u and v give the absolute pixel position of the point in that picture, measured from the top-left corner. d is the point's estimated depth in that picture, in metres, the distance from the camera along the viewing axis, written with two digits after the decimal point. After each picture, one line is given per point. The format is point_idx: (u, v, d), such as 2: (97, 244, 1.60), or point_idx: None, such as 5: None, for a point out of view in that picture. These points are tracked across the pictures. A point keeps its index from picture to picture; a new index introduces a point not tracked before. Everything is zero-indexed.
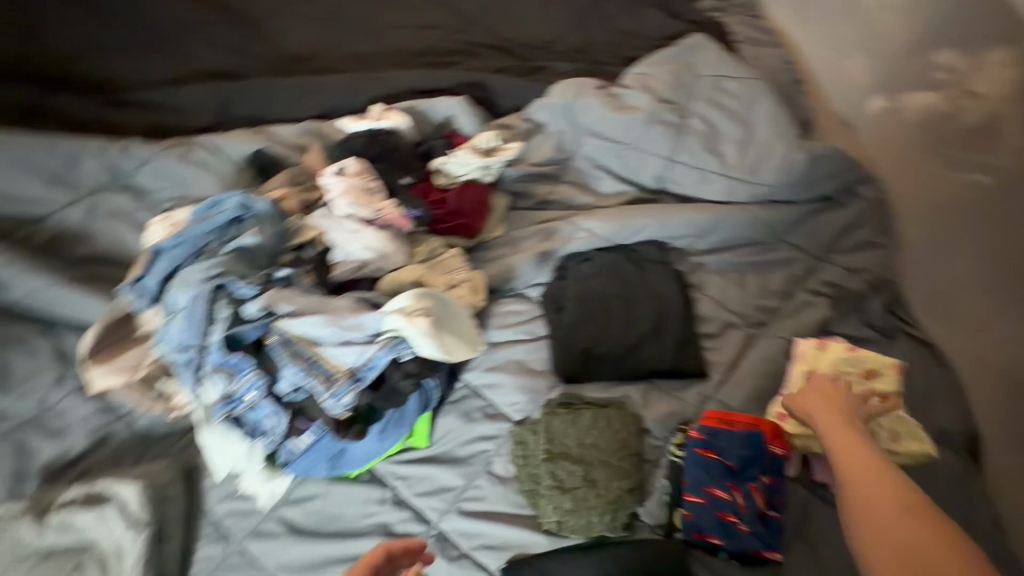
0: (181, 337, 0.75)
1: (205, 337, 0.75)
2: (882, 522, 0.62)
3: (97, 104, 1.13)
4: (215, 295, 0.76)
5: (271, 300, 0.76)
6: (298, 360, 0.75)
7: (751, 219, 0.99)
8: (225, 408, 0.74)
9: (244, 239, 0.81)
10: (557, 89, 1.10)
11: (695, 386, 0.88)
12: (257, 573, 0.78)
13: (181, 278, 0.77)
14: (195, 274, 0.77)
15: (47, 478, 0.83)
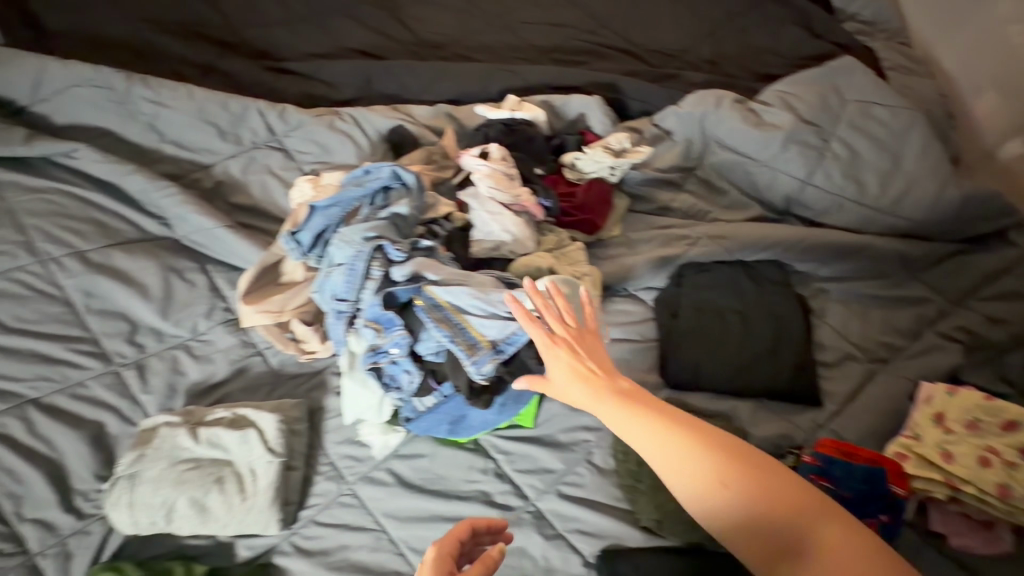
0: (339, 289, 0.83)
1: (360, 292, 0.83)
2: (715, 501, 0.62)
3: (258, 68, 1.22)
4: (372, 256, 0.83)
5: (419, 268, 0.83)
6: (445, 325, 0.80)
7: (885, 252, 0.96)
8: (371, 358, 0.82)
9: (397, 208, 0.87)
10: (692, 98, 1.10)
11: (807, 412, 0.87)
12: (365, 517, 0.83)
13: (342, 237, 0.85)
14: (356, 235, 0.84)
15: (191, 397, 0.92)
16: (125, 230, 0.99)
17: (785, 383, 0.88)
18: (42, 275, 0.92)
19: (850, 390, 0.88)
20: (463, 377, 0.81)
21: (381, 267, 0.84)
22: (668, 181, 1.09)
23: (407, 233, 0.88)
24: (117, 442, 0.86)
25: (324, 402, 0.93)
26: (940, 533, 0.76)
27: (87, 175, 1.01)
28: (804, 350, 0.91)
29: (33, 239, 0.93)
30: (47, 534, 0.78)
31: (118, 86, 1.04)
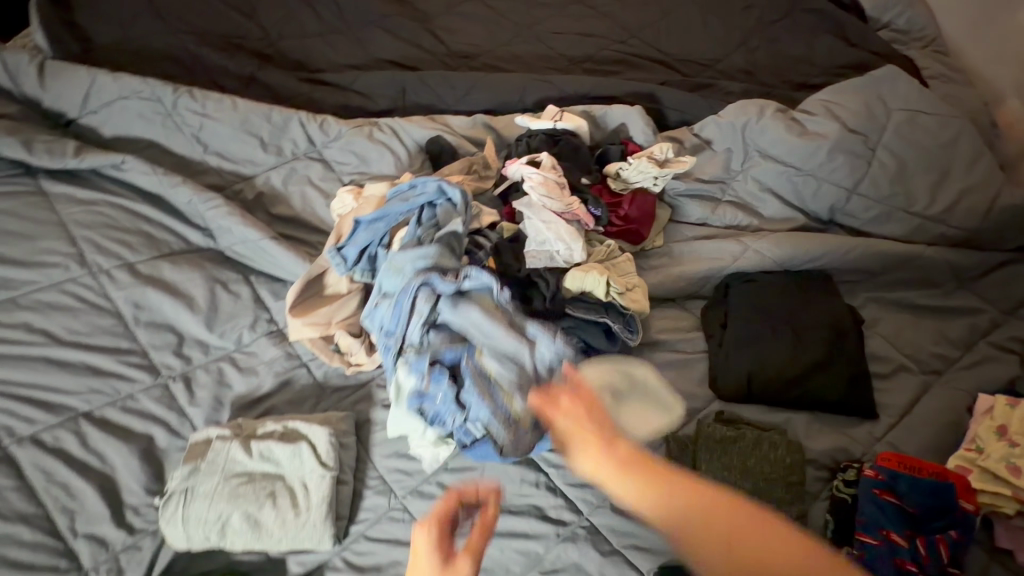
0: (388, 325, 0.87)
1: (407, 327, 0.85)
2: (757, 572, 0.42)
3: (296, 79, 1.22)
4: (419, 289, 0.85)
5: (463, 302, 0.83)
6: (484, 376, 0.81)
7: (935, 262, 0.95)
8: (414, 397, 0.81)
9: (452, 228, 0.89)
10: (733, 108, 1.10)
11: (864, 425, 0.86)
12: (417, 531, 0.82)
13: (393, 265, 0.88)
14: (406, 265, 0.87)
15: (238, 410, 0.90)
16: (172, 242, 0.99)
17: (841, 396, 0.86)
18: (91, 287, 0.92)
19: (907, 402, 0.87)
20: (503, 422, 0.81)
21: (432, 305, 0.85)
22: (710, 191, 1.08)
23: (461, 253, 0.90)
24: (167, 456, 0.85)
25: (371, 414, 0.92)
26: (1008, 550, 0.75)
27: (133, 187, 1.01)
28: (858, 362, 0.89)
29: (83, 251, 0.94)
30: (99, 549, 0.76)
31: (165, 99, 1.05)
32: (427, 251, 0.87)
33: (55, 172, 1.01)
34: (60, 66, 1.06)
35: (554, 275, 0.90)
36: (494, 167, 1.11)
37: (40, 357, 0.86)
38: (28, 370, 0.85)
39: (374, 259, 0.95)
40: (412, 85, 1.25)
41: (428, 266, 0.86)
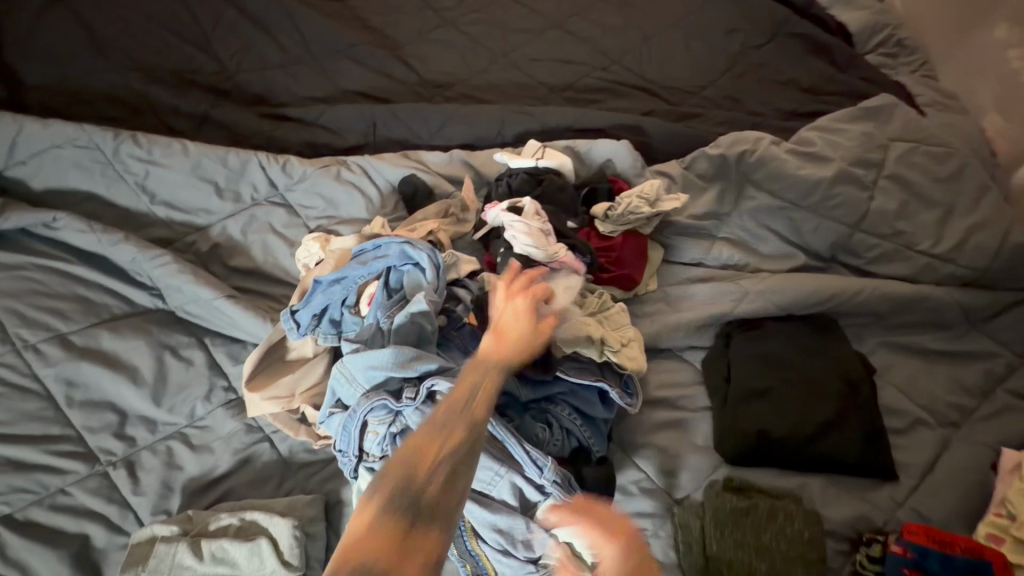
0: (339, 442, 0.69)
1: (362, 447, 0.69)
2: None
3: (256, 116, 1.13)
4: (373, 396, 0.68)
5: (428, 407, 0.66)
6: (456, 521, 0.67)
7: (945, 304, 0.90)
8: None
9: (419, 305, 0.76)
10: (724, 141, 1.04)
11: (884, 488, 0.79)
12: None
13: (341, 368, 0.70)
14: (357, 369, 0.70)
15: (190, 497, 0.80)
16: (113, 305, 0.88)
17: (859, 457, 0.79)
18: (19, 366, 0.81)
19: (927, 461, 0.81)
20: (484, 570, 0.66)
21: (397, 422, 0.67)
22: (704, 229, 1.01)
23: (433, 332, 0.76)
24: (104, 556, 0.74)
25: (343, 493, 0.82)
26: None
27: (68, 246, 0.90)
28: (874, 416, 0.83)
29: (8, 324, 0.83)
30: None
31: (105, 145, 0.95)
32: (380, 355, 0.69)
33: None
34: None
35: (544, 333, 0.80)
36: (473, 209, 1.03)
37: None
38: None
39: (336, 323, 0.85)
40: (383, 120, 1.17)
41: (384, 378, 0.69)
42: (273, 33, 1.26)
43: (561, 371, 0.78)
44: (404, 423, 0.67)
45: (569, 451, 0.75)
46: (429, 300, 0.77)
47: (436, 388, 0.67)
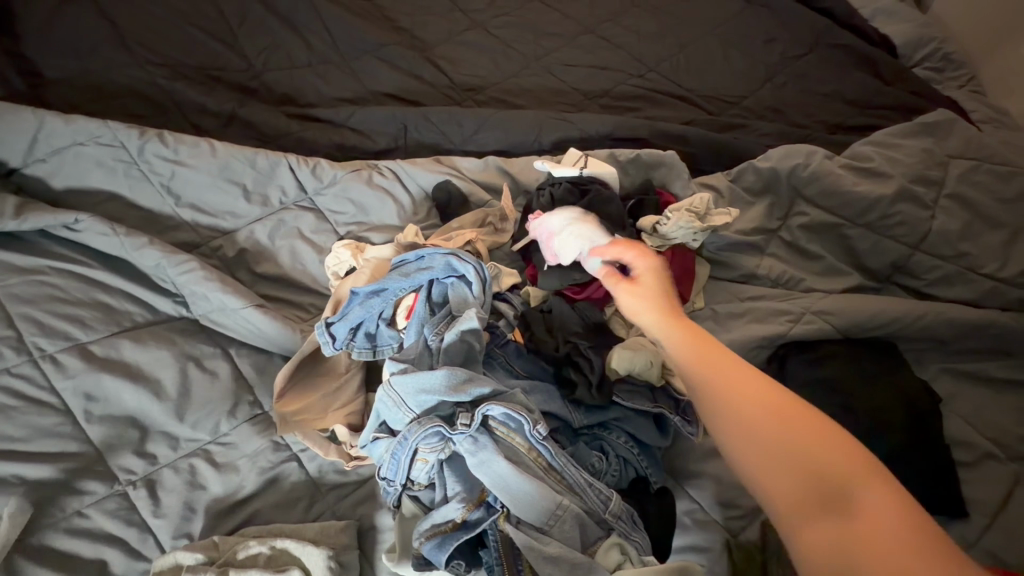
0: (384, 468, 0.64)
1: (409, 475, 0.64)
2: (747, 446, 0.55)
3: (285, 117, 1.08)
4: (422, 423, 0.63)
5: (486, 436, 0.63)
6: (507, 568, 0.59)
7: (1011, 330, 0.86)
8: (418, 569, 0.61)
9: (469, 321, 0.71)
10: (774, 154, 1.00)
11: (953, 525, 0.74)
12: None
13: (388, 388, 0.65)
14: (405, 391, 0.64)
15: (214, 521, 0.74)
16: (135, 313, 0.83)
17: (929, 493, 0.75)
18: (34, 377, 0.76)
19: (1000, 497, 0.76)
20: None
21: (448, 449, 0.63)
22: (754, 244, 0.97)
23: (481, 351, 0.72)
24: None
25: (378, 519, 0.77)
26: None
27: (89, 249, 0.85)
28: (941, 447, 0.78)
29: (24, 332, 0.77)
30: None
31: (130, 144, 0.90)
32: (434, 376, 0.64)
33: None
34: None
35: (598, 354, 0.74)
36: (512, 219, 0.99)
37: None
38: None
39: (371, 338, 0.81)
40: (415, 123, 1.13)
41: (436, 401, 0.64)
42: (302, 31, 1.22)
43: (616, 395, 0.73)
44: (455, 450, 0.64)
45: (627, 481, 0.70)
46: (480, 317, 0.72)
47: (490, 413, 0.63)
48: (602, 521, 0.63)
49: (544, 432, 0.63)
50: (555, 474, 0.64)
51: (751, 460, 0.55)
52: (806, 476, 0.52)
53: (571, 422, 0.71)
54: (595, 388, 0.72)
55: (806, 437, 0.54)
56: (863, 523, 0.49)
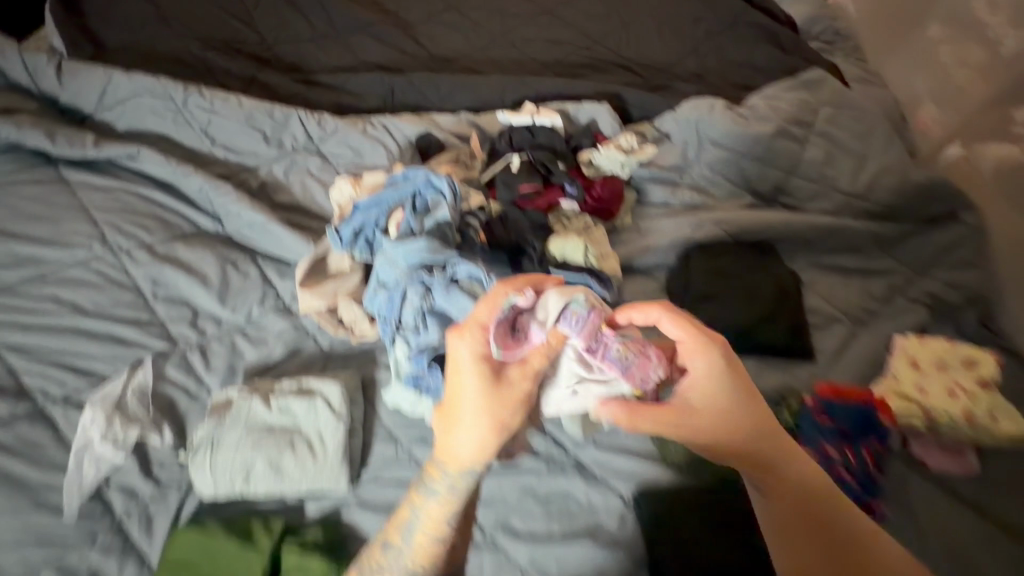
0: (384, 313, 0.92)
1: (400, 316, 0.90)
2: (773, 527, 0.67)
3: (294, 82, 1.32)
4: (410, 280, 0.90)
5: (454, 289, 0.87)
6: None
7: (860, 231, 1.12)
8: (411, 382, 0.89)
9: (441, 214, 0.97)
10: (688, 105, 1.26)
11: (804, 366, 1.01)
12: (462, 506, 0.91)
13: (387, 257, 0.94)
14: (398, 257, 0.92)
15: (252, 375, 0.98)
16: (184, 225, 1.07)
17: (785, 343, 1.02)
18: (113, 265, 0.99)
19: (838, 347, 1.03)
20: None
21: (426, 299, 0.88)
22: (669, 176, 1.23)
23: (452, 237, 0.97)
24: (187, 416, 0.92)
25: (377, 374, 1.02)
26: (922, 460, 0.90)
27: (145, 175, 1.09)
28: (798, 313, 1.05)
29: (103, 232, 1.01)
30: (130, 499, 0.84)
31: (177, 96, 1.14)
32: (417, 245, 0.91)
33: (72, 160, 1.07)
34: (72, 66, 1.13)
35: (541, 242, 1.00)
36: (478, 156, 1.23)
37: (67, 325, 0.92)
38: (57, 335, 0.91)
39: (370, 243, 1.04)
40: (400, 87, 1.37)
41: (420, 261, 0.91)
42: (305, 12, 1.46)
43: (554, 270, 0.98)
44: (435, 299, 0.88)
45: None
46: (450, 212, 0.98)
47: (458, 272, 0.89)
48: None
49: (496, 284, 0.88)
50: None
51: (773, 531, 0.67)
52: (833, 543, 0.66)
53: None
54: (538, 264, 0.98)
55: (820, 524, 0.66)
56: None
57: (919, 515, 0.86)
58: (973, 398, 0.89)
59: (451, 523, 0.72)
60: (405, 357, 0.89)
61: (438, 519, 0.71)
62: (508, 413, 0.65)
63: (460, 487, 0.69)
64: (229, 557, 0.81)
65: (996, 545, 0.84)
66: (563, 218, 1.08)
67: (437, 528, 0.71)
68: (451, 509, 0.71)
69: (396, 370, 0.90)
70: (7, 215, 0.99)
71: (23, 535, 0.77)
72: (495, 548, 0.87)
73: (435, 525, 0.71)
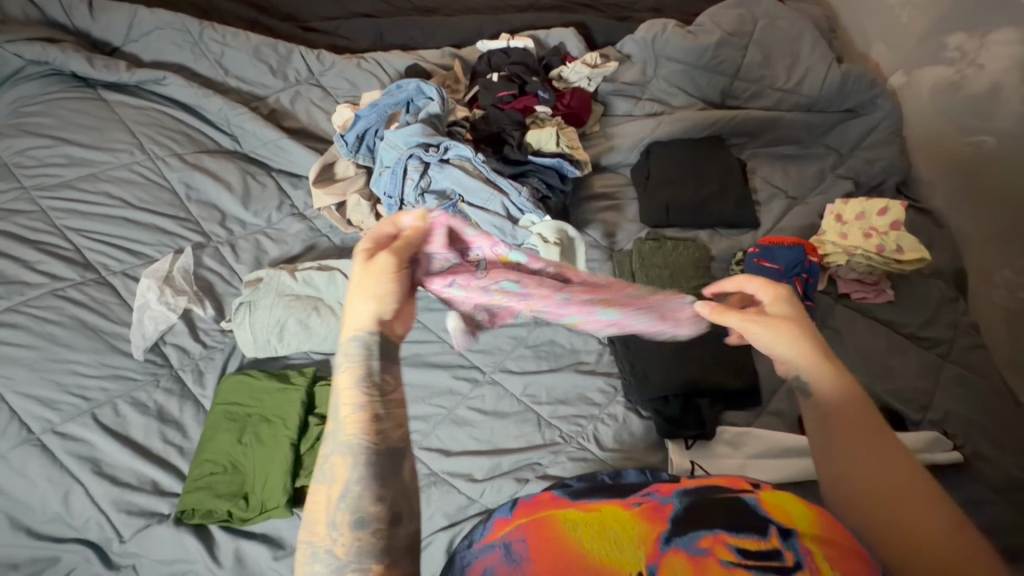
0: (388, 190, 1.13)
1: (402, 193, 1.12)
2: (831, 440, 0.68)
3: (292, 27, 1.48)
4: (409, 161, 1.11)
5: (447, 165, 1.11)
6: None
7: (789, 124, 1.32)
8: None
9: (432, 108, 1.16)
10: (643, 27, 1.42)
11: (749, 233, 1.19)
12: (463, 358, 1.03)
13: (390, 144, 1.13)
14: (400, 143, 1.12)
15: (276, 265, 1.11)
16: (208, 143, 1.23)
17: (733, 214, 1.19)
18: (152, 169, 1.15)
19: (778, 216, 1.21)
20: None
21: (425, 176, 1.11)
22: (632, 91, 1.39)
23: (442, 130, 1.17)
24: (224, 298, 1.07)
25: None
26: (847, 294, 1.09)
27: (172, 99, 1.26)
28: (744, 189, 1.22)
29: (141, 142, 1.17)
30: (184, 356, 0.99)
31: (193, 30, 1.31)
32: (415, 129, 1.13)
33: (108, 84, 1.25)
34: (103, 6, 1.29)
35: (520, 132, 1.21)
36: (462, 83, 1.38)
37: (119, 216, 1.08)
38: (111, 223, 1.07)
39: (371, 149, 1.21)
40: (388, 30, 1.51)
41: (416, 143, 1.12)
42: None
43: (532, 156, 1.18)
44: (430, 177, 1.12)
45: (541, 199, 1.14)
46: (440, 108, 1.17)
47: (449, 152, 1.12)
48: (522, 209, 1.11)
49: (482, 159, 1.11)
50: (491, 183, 1.11)
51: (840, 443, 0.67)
52: (892, 483, 0.63)
53: (503, 171, 1.15)
54: (517, 149, 1.18)
55: (860, 439, 0.66)
56: (894, 495, 0.62)
57: (846, 335, 1.04)
58: (885, 237, 1.08)
59: (364, 386, 0.53)
60: None
61: (353, 387, 0.53)
62: (389, 292, 0.56)
63: (351, 350, 0.54)
64: (270, 394, 0.95)
65: (906, 349, 1.02)
66: (538, 119, 1.26)
67: (355, 394, 0.53)
68: (353, 372, 0.54)
69: None
70: (58, 124, 1.15)
71: (102, 372, 0.94)
72: (495, 383, 1.00)
73: (349, 392, 0.53)
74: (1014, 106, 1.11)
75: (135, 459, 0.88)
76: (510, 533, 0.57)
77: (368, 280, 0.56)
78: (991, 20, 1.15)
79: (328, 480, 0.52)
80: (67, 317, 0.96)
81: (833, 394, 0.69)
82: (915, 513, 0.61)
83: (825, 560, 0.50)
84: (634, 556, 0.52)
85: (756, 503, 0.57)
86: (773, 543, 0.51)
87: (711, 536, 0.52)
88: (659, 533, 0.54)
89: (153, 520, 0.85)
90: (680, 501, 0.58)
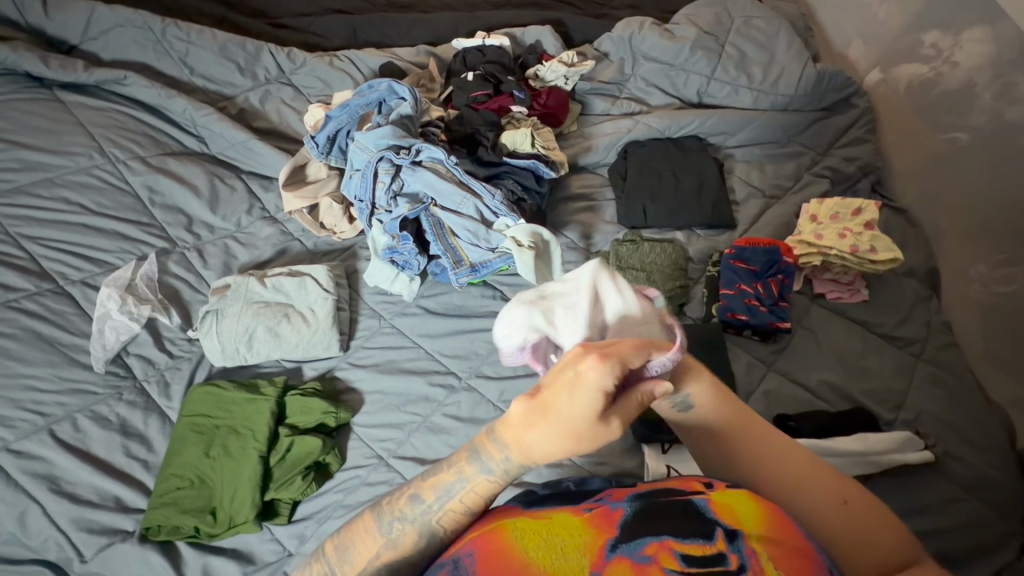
0: (360, 194, 1.10)
1: (374, 196, 1.10)
2: (722, 452, 0.63)
3: (262, 24, 1.44)
4: (381, 163, 1.09)
5: (419, 168, 1.09)
6: (441, 241, 1.08)
7: (767, 123, 1.32)
8: (389, 253, 1.08)
9: (403, 109, 1.13)
10: (620, 25, 1.41)
11: (726, 233, 1.18)
12: (439, 364, 1.01)
13: (360, 146, 1.11)
14: (371, 145, 1.10)
15: (245, 271, 1.08)
16: (173, 145, 1.19)
17: (710, 214, 1.18)
18: (113, 173, 1.11)
19: (755, 215, 1.21)
20: (464, 270, 1.07)
21: (398, 179, 1.09)
22: (610, 89, 1.38)
23: (415, 132, 1.14)
24: (191, 306, 1.04)
25: (360, 267, 1.14)
26: (821, 294, 1.10)
27: (135, 100, 1.22)
28: (721, 190, 1.21)
29: (101, 145, 1.12)
30: (149, 367, 0.96)
31: (156, 27, 1.27)
32: (386, 131, 1.10)
33: (65, 85, 1.20)
34: (59, 2, 1.24)
35: (494, 133, 1.19)
36: (438, 81, 1.35)
37: (78, 223, 1.05)
38: (70, 230, 1.03)
39: (343, 151, 1.18)
40: (362, 26, 1.48)
41: (387, 145, 1.09)
42: None
43: (507, 158, 1.16)
44: (402, 180, 1.10)
45: (515, 202, 1.13)
46: (412, 108, 1.14)
47: (422, 155, 1.10)
48: (497, 213, 1.09)
49: (456, 162, 1.09)
50: (465, 186, 1.09)
51: (730, 447, 0.62)
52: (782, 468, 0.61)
53: (477, 173, 1.14)
54: (491, 150, 1.17)
55: (742, 439, 0.62)
56: (786, 474, 0.61)
57: (822, 335, 1.05)
58: (859, 237, 1.08)
59: (488, 499, 0.55)
60: (383, 233, 1.09)
61: (481, 493, 0.55)
62: (583, 449, 0.49)
63: (505, 468, 0.53)
64: (239, 405, 0.92)
65: (880, 349, 1.03)
66: (514, 120, 1.24)
67: (476, 500, 0.55)
68: (489, 488, 0.54)
69: (375, 244, 1.08)
70: (12, 127, 1.10)
71: (61, 386, 0.91)
72: (471, 389, 0.97)
73: (474, 496, 0.55)
74: (987, 104, 1.12)
75: (97, 476, 0.85)
76: (460, 545, 0.53)
77: (574, 437, 0.48)
78: (966, 18, 1.15)
79: (390, 538, 0.55)
80: (22, 329, 0.93)
81: (710, 404, 0.62)
82: (802, 481, 0.60)
83: (770, 563, 0.48)
84: (578, 564, 0.49)
85: (705, 503, 0.54)
86: (719, 546, 0.49)
87: (656, 543, 0.50)
88: (605, 541, 0.51)
89: (116, 538, 0.82)
90: (630, 506, 0.54)
